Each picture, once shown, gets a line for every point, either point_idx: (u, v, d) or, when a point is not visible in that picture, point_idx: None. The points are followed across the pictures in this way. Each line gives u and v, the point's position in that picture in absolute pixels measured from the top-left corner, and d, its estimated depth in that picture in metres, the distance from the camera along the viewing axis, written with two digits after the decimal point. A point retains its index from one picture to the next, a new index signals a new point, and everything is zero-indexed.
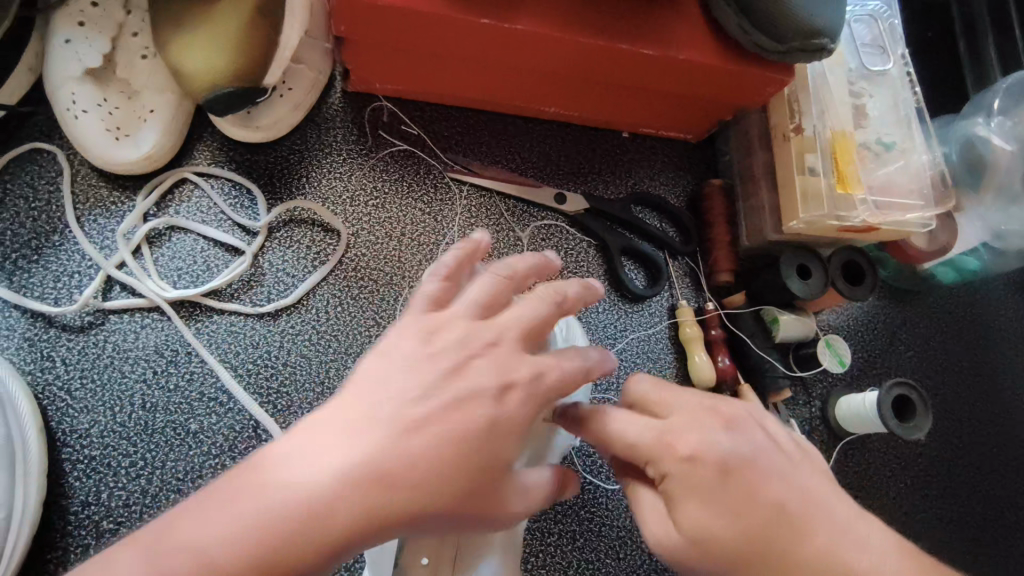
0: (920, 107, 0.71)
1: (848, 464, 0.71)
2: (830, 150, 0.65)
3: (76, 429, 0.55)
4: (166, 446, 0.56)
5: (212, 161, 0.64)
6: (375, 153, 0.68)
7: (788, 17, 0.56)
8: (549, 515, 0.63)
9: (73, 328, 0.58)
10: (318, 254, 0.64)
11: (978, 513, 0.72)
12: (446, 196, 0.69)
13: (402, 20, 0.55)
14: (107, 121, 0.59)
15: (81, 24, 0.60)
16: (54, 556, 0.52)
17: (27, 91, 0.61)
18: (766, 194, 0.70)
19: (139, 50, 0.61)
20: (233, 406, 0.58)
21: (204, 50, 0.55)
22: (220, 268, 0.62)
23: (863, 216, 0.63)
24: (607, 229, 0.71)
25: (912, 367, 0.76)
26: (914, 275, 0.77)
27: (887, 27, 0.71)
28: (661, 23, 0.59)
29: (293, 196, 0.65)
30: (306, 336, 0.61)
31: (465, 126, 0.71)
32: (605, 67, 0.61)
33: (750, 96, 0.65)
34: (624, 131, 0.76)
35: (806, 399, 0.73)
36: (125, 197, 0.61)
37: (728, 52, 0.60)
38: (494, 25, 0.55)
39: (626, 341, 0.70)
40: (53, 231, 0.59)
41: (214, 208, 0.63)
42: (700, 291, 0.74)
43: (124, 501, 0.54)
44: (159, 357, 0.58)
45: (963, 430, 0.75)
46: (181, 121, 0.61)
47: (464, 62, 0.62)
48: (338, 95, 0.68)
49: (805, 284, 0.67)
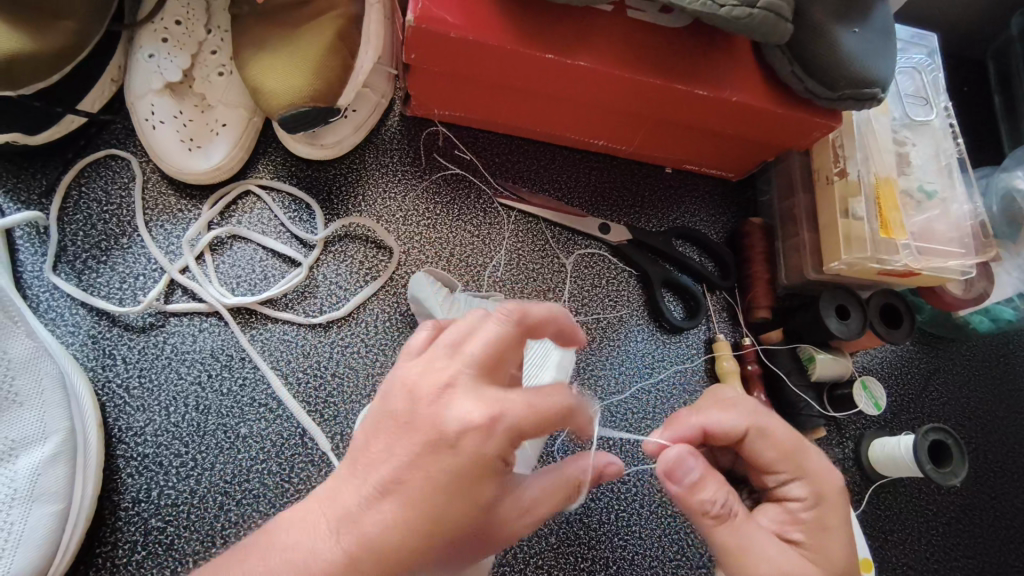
0: (962, 158, 0.73)
1: (880, 507, 0.71)
2: (874, 196, 0.66)
3: (131, 427, 0.57)
4: (216, 448, 0.58)
5: (275, 175, 0.66)
6: (429, 175, 0.70)
7: (842, 67, 0.58)
8: (583, 541, 0.64)
9: (134, 328, 0.59)
10: (370, 269, 0.66)
11: (1011, 567, 0.72)
12: (495, 220, 0.71)
13: (468, 50, 0.58)
14: (182, 132, 0.63)
15: (164, 41, 0.63)
16: (102, 550, 0.53)
17: (107, 101, 0.64)
18: (807, 234, 0.71)
19: (216, 67, 0.65)
20: (283, 412, 0.60)
21: (284, 72, 0.58)
22: (277, 278, 0.64)
23: (904, 260, 0.65)
24: (649, 260, 0.72)
25: (944, 415, 0.76)
26: (949, 321, 0.77)
27: (929, 79, 0.73)
28: (718, 67, 0.61)
29: (349, 212, 0.67)
30: (355, 348, 0.63)
31: (515, 154, 0.74)
32: (658, 106, 0.63)
33: (797, 138, 0.67)
34: (667, 166, 0.78)
35: (839, 438, 0.73)
36: (192, 205, 0.64)
37: (781, 97, 0.62)
38: (558, 60, 0.58)
39: (664, 372, 0.71)
40: (122, 234, 0.62)
41: (274, 220, 0.65)
42: (737, 326, 0.75)
43: (172, 500, 0.55)
44: (213, 361, 0.60)
45: (996, 480, 0.74)
46: (250, 136, 0.65)
47: (523, 94, 0.65)
48: (395, 119, 0.71)
49: (844, 324, 0.67)
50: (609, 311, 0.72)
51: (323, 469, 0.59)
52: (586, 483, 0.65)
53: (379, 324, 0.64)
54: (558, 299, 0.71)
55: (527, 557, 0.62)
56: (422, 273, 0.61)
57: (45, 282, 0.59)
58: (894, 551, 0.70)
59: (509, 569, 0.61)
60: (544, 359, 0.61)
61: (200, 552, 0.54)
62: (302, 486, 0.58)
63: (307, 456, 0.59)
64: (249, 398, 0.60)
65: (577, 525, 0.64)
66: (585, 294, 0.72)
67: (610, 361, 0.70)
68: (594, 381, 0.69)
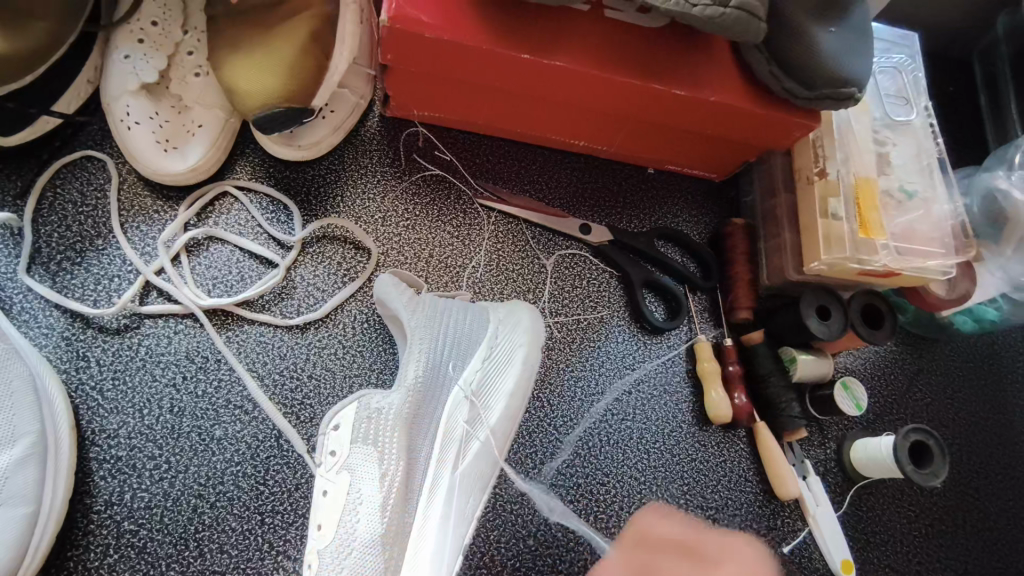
0: (944, 158, 0.72)
1: (862, 508, 0.71)
2: (853, 197, 0.66)
3: (105, 429, 0.57)
4: (190, 450, 0.57)
5: (253, 177, 0.66)
6: (408, 176, 0.70)
7: (818, 66, 0.58)
8: (562, 543, 0.63)
9: (109, 330, 0.59)
10: (348, 270, 0.66)
11: (993, 568, 0.71)
12: (475, 221, 0.71)
13: (444, 50, 0.57)
14: (158, 133, 0.62)
15: (141, 41, 0.63)
16: (74, 553, 0.53)
17: (83, 102, 0.64)
18: (788, 235, 0.71)
19: (193, 69, 0.64)
20: (258, 414, 0.59)
21: (258, 73, 0.58)
22: (253, 279, 0.63)
23: (884, 260, 0.65)
24: (630, 261, 0.72)
25: (927, 415, 0.76)
26: (932, 321, 0.77)
27: (911, 79, 0.73)
28: (695, 67, 0.60)
29: (327, 214, 0.67)
30: (332, 350, 0.63)
31: (496, 154, 0.74)
32: (637, 106, 0.63)
33: (777, 139, 0.67)
34: (649, 167, 0.78)
35: (821, 439, 0.73)
36: (168, 207, 0.64)
37: (759, 96, 0.62)
38: (533, 60, 0.57)
39: (645, 373, 0.71)
40: (98, 235, 0.61)
41: (251, 221, 0.65)
42: (719, 327, 0.74)
43: (146, 503, 0.55)
44: (189, 362, 0.60)
45: (979, 481, 0.74)
46: (227, 137, 0.65)
47: (502, 94, 0.65)
48: (375, 120, 0.71)
49: (824, 325, 0.67)
50: (589, 312, 0.71)
51: (298, 471, 0.58)
52: (566, 485, 0.65)
53: (356, 325, 0.64)
54: (538, 300, 0.71)
55: (504, 559, 0.61)
56: (387, 275, 0.61)
57: (19, 284, 0.59)
58: (876, 552, 0.70)
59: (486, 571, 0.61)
60: (507, 359, 0.59)
61: (173, 555, 0.54)
62: (277, 488, 0.58)
63: (283, 458, 0.59)
64: (225, 400, 0.59)
65: (556, 526, 0.64)
66: (565, 295, 0.71)
67: (590, 362, 0.70)
68: (573, 382, 0.69)
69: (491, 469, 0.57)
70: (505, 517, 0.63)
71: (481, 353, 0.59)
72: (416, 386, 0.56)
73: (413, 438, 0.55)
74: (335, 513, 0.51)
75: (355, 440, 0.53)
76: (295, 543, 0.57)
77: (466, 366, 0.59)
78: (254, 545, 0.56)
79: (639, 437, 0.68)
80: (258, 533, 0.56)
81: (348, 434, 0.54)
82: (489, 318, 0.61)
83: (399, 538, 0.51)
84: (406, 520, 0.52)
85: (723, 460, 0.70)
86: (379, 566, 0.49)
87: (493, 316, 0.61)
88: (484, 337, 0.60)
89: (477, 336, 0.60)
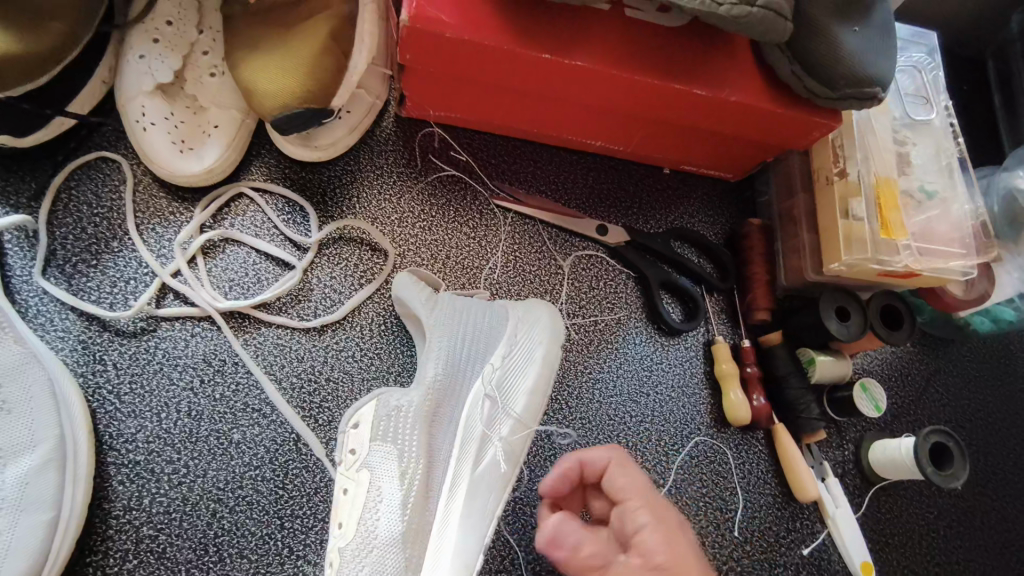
0: (963, 157, 0.72)
1: (880, 510, 0.70)
2: (874, 196, 0.65)
3: (123, 433, 0.56)
4: (208, 454, 0.57)
5: (268, 178, 0.65)
6: (424, 177, 0.69)
7: (842, 67, 0.58)
8: None
9: (125, 333, 0.59)
10: (364, 272, 0.65)
11: (1011, 569, 0.71)
12: (491, 222, 0.70)
13: (463, 50, 0.57)
14: (173, 134, 0.62)
15: (156, 41, 0.62)
16: (94, 559, 0.52)
17: (97, 102, 0.63)
18: (806, 236, 0.71)
19: (208, 68, 0.64)
20: (276, 418, 0.59)
21: (276, 73, 0.57)
22: (271, 281, 0.63)
23: (905, 260, 0.64)
24: (647, 262, 0.71)
25: (945, 417, 0.75)
26: (950, 322, 0.76)
27: (930, 78, 0.73)
28: (717, 67, 0.60)
29: (343, 214, 0.66)
30: (350, 353, 0.62)
31: (512, 155, 0.73)
32: (656, 107, 0.63)
33: (797, 138, 0.66)
34: (665, 167, 0.78)
35: (839, 442, 0.72)
36: (184, 208, 0.63)
37: (780, 96, 0.61)
38: (555, 60, 0.57)
39: (663, 374, 0.70)
40: (113, 238, 0.61)
41: (267, 223, 0.64)
42: (736, 328, 0.74)
43: (165, 508, 0.55)
44: (206, 366, 0.59)
45: (997, 482, 0.74)
46: (243, 138, 0.64)
47: (519, 94, 0.64)
48: (390, 120, 0.70)
49: (844, 326, 0.66)
50: (606, 313, 0.71)
51: (317, 475, 0.58)
52: None
53: (374, 328, 0.64)
54: (555, 302, 0.70)
55: (524, 562, 0.61)
56: (406, 274, 0.61)
57: (34, 286, 0.58)
58: (895, 554, 0.69)
59: (505, 574, 0.60)
60: (527, 358, 0.57)
61: (193, 560, 0.54)
62: (297, 492, 0.57)
63: (301, 462, 0.58)
64: (242, 403, 0.59)
65: None
66: (583, 296, 0.71)
67: (607, 363, 0.69)
68: (592, 383, 0.68)
69: (515, 468, 0.54)
70: (525, 519, 0.62)
71: (501, 351, 0.57)
72: (434, 384, 0.56)
73: (432, 439, 0.55)
74: (355, 513, 0.51)
75: (376, 438, 0.53)
76: (314, 547, 0.56)
77: (485, 362, 0.58)
78: (273, 550, 0.55)
79: (657, 440, 0.68)
80: (277, 538, 0.56)
81: (368, 432, 0.53)
82: (510, 315, 0.60)
83: (421, 537, 0.51)
84: (426, 518, 0.52)
85: (742, 462, 0.69)
86: (401, 565, 0.49)
87: (509, 314, 0.60)
88: (505, 334, 0.59)
89: (497, 336, 0.59)
